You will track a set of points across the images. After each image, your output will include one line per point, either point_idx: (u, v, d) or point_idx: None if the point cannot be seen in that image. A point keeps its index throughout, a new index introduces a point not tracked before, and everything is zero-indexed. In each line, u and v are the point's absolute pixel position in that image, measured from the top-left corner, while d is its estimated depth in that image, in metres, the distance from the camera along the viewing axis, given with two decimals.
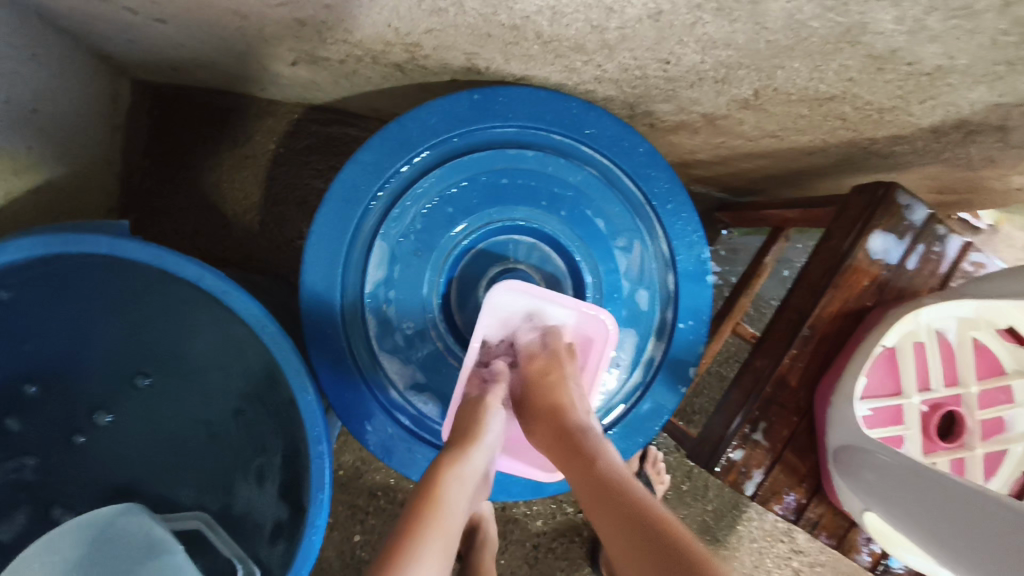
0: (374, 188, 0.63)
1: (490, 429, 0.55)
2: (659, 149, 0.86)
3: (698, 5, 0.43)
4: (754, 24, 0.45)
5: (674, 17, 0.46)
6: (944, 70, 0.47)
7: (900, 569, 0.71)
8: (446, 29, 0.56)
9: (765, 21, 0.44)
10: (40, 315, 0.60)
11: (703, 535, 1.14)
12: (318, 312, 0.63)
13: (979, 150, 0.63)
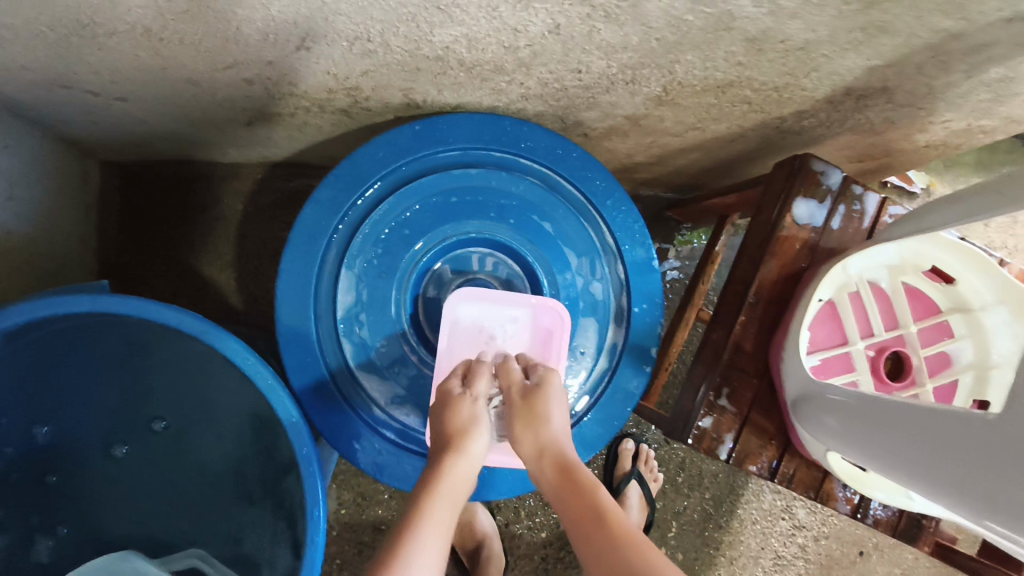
0: (334, 222, 0.68)
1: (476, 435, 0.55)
2: (600, 157, 0.93)
3: (588, 16, 0.50)
4: (641, 25, 0.51)
5: (572, 28, 0.52)
6: (817, 42, 0.54)
7: (879, 511, 0.75)
8: (381, 69, 0.62)
9: (649, 21, 0.51)
10: (48, 374, 0.63)
11: (706, 524, 1.17)
12: (296, 343, 0.68)
13: (875, 113, 0.70)
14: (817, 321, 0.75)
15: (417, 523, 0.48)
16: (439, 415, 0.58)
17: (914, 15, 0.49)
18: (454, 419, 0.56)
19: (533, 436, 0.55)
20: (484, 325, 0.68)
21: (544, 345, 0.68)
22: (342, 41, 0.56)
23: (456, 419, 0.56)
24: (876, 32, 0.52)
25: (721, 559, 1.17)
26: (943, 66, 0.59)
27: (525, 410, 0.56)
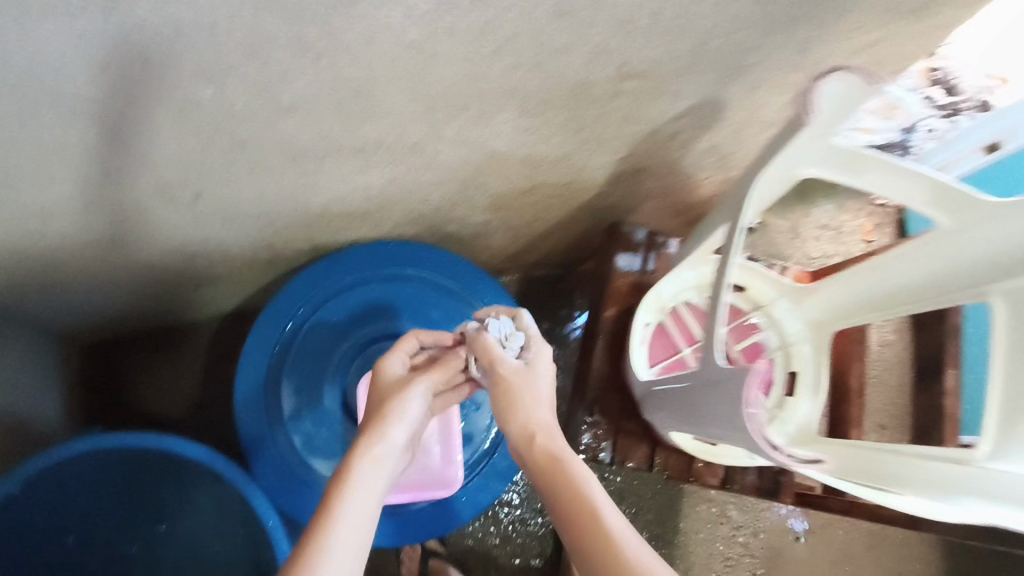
0: (272, 345, 0.89)
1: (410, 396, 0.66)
2: (483, 255, 1.17)
3: (410, 168, 0.74)
4: (449, 167, 0.76)
5: (404, 177, 0.77)
6: (571, 152, 0.79)
7: (744, 479, 0.96)
8: (284, 228, 0.85)
9: (453, 163, 0.76)
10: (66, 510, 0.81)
11: (656, 543, 1.32)
12: (257, 445, 0.86)
13: (654, 182, 0.96)
14: (652, 340, 0.96)
15: (351, 478, 0.55)
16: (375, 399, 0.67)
17: (617, 128, 0.75)
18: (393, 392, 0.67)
19: (524, 420, 0.65)
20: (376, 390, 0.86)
21: None
22: (250, 217, 0.79)
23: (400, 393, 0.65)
24: (603, 140, 0.78)
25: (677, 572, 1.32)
26: (669, 147, 0.85)
27: (502, 393, 0.68)
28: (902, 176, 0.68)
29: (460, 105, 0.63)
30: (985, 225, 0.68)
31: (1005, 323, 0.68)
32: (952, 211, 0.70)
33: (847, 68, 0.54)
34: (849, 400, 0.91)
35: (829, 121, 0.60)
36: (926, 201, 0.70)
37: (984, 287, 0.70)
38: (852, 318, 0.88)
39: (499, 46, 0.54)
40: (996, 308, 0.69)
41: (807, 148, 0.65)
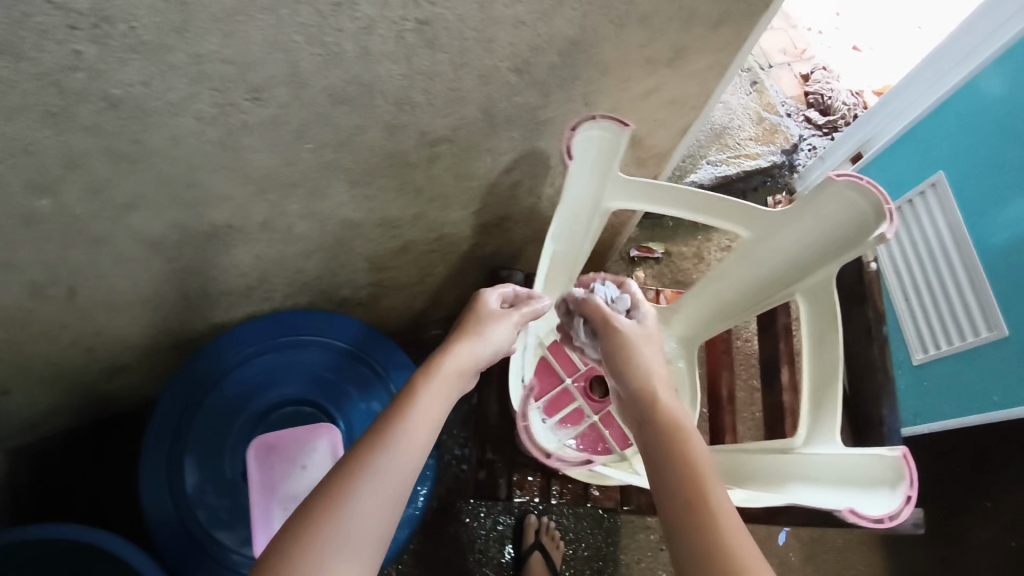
0: (172, 425, 0.94)
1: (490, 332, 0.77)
2: (392, 316, 1.23)
3: (271, 243, 0.81)
4: (309, 238, 0.83)
5: (269, 252, 0.84)
6: (421, 212, 0.87)
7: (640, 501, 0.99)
8: (172, 312, 0.92)
9: (312, 234, 0.83)
10: None
11: None
12: (162, 522, 0.90)
13: (524, 229, 1.04)
14: (538, 376, 1.01)
15: (386, 442, 0.62)
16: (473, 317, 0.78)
17: (454, 186, 0.83)
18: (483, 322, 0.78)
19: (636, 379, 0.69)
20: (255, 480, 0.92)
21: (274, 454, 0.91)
22: (134, 304, 0.85)
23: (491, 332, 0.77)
24: (447, 198, 0.86)
25: None
26: (517, 197, 0.93)
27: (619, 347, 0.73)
28: (698, 201, 0.75)
29: (288, 185, 0.71)
30: (780, 232, 0.76)
31: (808, 319, 0.75)
32: (750, 225, 0.77)
33: (594, 118, 0.66)
34: (722, 407, 0.96)
35: (599, 158, 0.71)
36: (728, 220, 0.77)
37: (792, 288, 0.77)
38: (709, 330, 0.95)
39: (297, 131, 0.63)
40: (802, 305, 0.76)
41: (598, 184, 0.74)
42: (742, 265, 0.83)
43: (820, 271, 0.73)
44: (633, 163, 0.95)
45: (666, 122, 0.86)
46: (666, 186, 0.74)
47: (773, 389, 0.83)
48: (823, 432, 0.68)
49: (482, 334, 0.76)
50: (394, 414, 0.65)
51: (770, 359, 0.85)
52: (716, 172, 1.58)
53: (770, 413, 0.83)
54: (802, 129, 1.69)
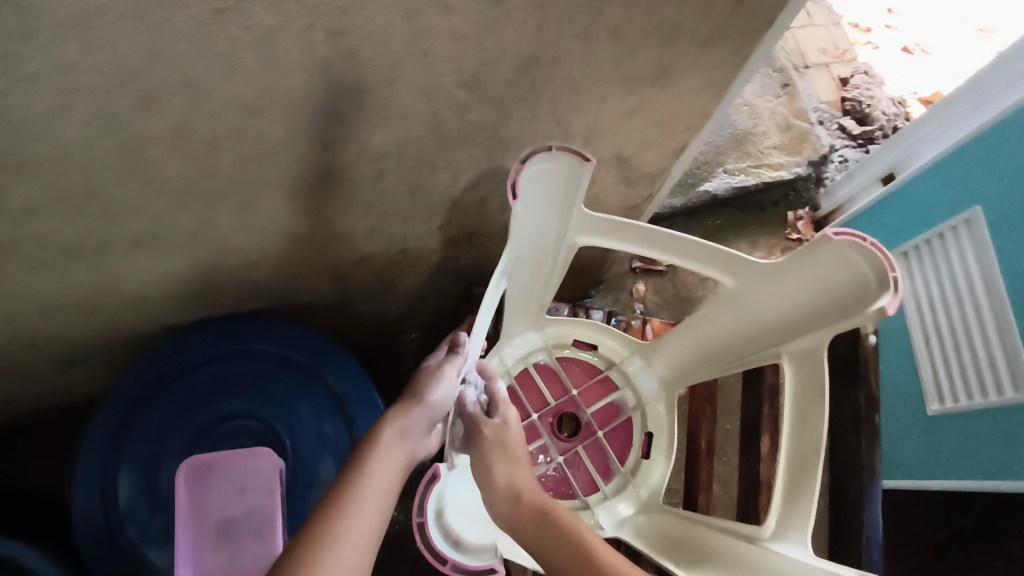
0: (110, 435, 0.90)
1: (439, 391, 0.72)
2: (365, 323, 1.15)
3: (206, 254, 0.74)
4: (249, 251, 0.76)
5: (207, 262, 0.76)
6: (377, 227, 0.78)
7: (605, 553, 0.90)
8: (113, 315, 0.86)
9: (252, 247, 0.75)
10: None
11: None
12: (90, 529, 0.88)
13: (500, 244, 0.95)
14: None
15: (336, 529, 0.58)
16: (425, 376, 0.73)
17: (411, 203, 0.74)
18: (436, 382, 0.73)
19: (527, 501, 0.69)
20: None
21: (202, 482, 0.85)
22: (66, 308, 0.79)
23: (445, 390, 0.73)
24: (405, 214, 0.77)
25: None
26: (488, 213, 0.84)
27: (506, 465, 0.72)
28: (671, 244, 0.69)
29: (213, 199, 0.63)
30: (766, 286, 0.67)
31: (793, 385, 0.66)
32: (735, 274, 0.69)
33: (551, 150, 0.60)
34: (699, 461, 0.87)
35: (560, 192, 0.65)
36: (709, 265, 0.70)
37: (778, 349, 0.69)
38: (690, 376, 0.85)
39: (209, 146, 0.54)
40: (789, 368, 0.68)
41: (563, 217, 0.69)
42: (725, 315, 0.74)
43: (807, 337, 0.64)
44: (621, 182, 0.85)
45: (655, 142, 0.76)
46: (636, 225, 0.68)
47: (754, 457, 0.73)
48: (795, 530, 0.60)
49: (435, 383, 0.72)
50: (346, 486, 0.62)
51: (753, 420, 0.76)
52: (732, 182, 1.46)
53: (747, 483, 0.74)
54: (834, 138, 1.54)
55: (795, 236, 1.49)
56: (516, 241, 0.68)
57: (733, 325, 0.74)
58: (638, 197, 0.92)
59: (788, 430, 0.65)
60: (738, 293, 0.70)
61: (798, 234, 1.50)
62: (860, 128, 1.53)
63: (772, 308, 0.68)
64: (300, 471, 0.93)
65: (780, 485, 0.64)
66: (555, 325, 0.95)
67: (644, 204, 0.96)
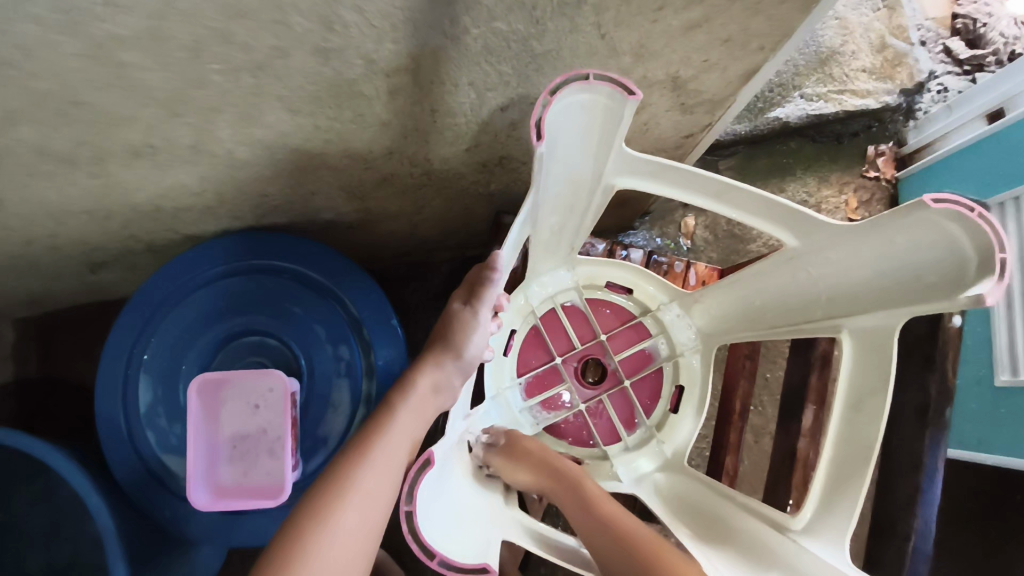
0: (131, 345, 0.88)
1: (465, 341, 0.71)
2: (393, 242, 1.10)
3: (215, 166, 0.69)
4: (259, 164, 0.70)
5: (216, 174, 0.71)
6: (396, 146, 0.71)
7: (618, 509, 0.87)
8: (128, 221, 0.83)
9: (261, 160, 0.69)
10: None
11: None
12: (112, 436, 0.88)
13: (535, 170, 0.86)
14: (522, 347, 0.89)
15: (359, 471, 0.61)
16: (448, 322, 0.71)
17: (432, 122, 0.66)
18: (457, 331, 0.71)
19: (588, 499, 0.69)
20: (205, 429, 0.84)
21: (218, 403, 0.84)
22: (82, 214, 0.77)
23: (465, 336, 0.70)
24: (426, 133, 0.69)
25: None
26: (520, 137, 0.75)
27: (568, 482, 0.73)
28: (721, 190, 0.62)
29: (207, 110, 0.56)
30: (828, 252, 0.59)
31: (848, 361, 0.59)
32: (800, 233, 0.60)
33: (588, 79, 0.54)
34: (729, 421, 0.81)
35: (599, 125, 0.60)
36: (768, 221, 0.62)
37: (840, 323, 0.60)
38: (730, 334, 0.77)
39: (192, 48, 0.47)
40: (845, 345, 0.60)
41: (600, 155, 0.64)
42: (776, 273, 0.66)
43: (869, 315, 0.57)
44: (675, 109, 0.74)
45: (721, 64, 0.65)
46: (688, 169, 0.62)
47: (790, 431, 0.66)
48: (830, 524, 0.55)
49: (469, 332, 0.71)
50: (369, 437, 0.64)
51: (797, 389, 0.67)
52: (809, 109, 1.30)
53: (778, 458, 0.67)
54: (936, 62, 1.32)
55: (872, 174, 1.33)
56: (549, 179, 0.64)
57: (788, 286, 0.65)
58: (694, 127, 0.81)
59: (839, 412, 0.58)
60: (798, 254, 0.62)
61: (877, 172, 1.34)
62: (969, 51, 1.31)
63: (834, 276, 0.60)
64: (315, 393, 0.90)
65: (822, 471, 0.57)
66: (596, 266, 0.88)
67: (700, 134, 0.85)
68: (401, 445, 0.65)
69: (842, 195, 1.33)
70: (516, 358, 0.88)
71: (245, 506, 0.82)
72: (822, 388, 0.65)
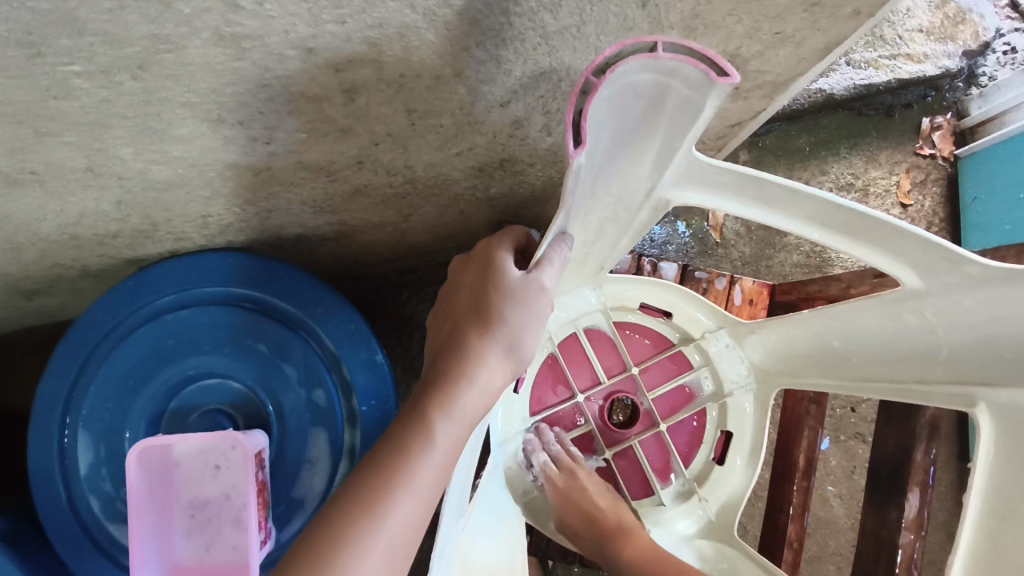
0: (64, 396, 0.74)
1: (514, 319, 0.52)
2: (377, 252, 0.94)
3: (130, 188, 0.52)
4: (189, 183, 0.53)
5: (135, 196, 0.55)
6: (366, 154, 0.54)
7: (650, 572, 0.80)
8: (45, 252, 0.66)
9: (191, 179, 0.53)
10: None
11: None
12: (47, 505, 0.73)
13: (545, 172, 0.70)
14: (541, 378, 0.79)
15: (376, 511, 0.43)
16: (493, 291, 0.53)
17: (409, 124, 0.50)
18: (504, 305, 0.52)
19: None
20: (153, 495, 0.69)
21: (168, 466, 0.69)
22: None
23: (515, 313, 0.52)
24: (404, 137, 0.52)
25: None
26: (528, 137, 0.58)
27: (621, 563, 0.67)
28: (822, 212, 0.50)
29: (86, 126, 0.40)
30: (960, 298, 0.50)
31: (987, 445, 0.51)
32: (926, 274, 0.51)
33: (655, 51, 0.36)
34: (791, 480, 0.67)
35: (662, 122, 0.42)
36: (889, 255, 0.51)
37: (976, 400, 0.52)
38: (800, 378, 0.68)
39: (26, 42, 0.32)
40: (982, 422, 0.52)
41: (659, 158, 0.47)
42: (873, 313, 0.58)
43: (1015, 391, 0.49)
44: (725, 94, 0.58)
45: (796, 36, 0.48)
46: (778, 185, 0.48)
47: (886, 518, 0.58)
48: None
49: (523, 307, 0.52)
50: (389, 458, 0.46)
51: (896, 463, 0.59)
52: (856, 79, 1.12)
53: (869, 547, 0.59)
54: (1001, 18, 1.15)
55: (928, 151, 1.16)
56: (593, 185, 0.47)
57: (887, 332, 0.58)
58: (744, 113, 0.65)
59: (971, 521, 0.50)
60: (915, 297, 0.53)
61: (932, 149, 1.17)
62: None
63: (956, 327, 0.51)
64: (288, 444, 0.76)
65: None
66: (631, 286, 0.77)
67: (748, 122, 0.69)
68: (438, 467, 0.47)
69: (893, 175, 1.16)
70: (530, 393, 0.78)
71: None
72: (927, 465, 0.58)
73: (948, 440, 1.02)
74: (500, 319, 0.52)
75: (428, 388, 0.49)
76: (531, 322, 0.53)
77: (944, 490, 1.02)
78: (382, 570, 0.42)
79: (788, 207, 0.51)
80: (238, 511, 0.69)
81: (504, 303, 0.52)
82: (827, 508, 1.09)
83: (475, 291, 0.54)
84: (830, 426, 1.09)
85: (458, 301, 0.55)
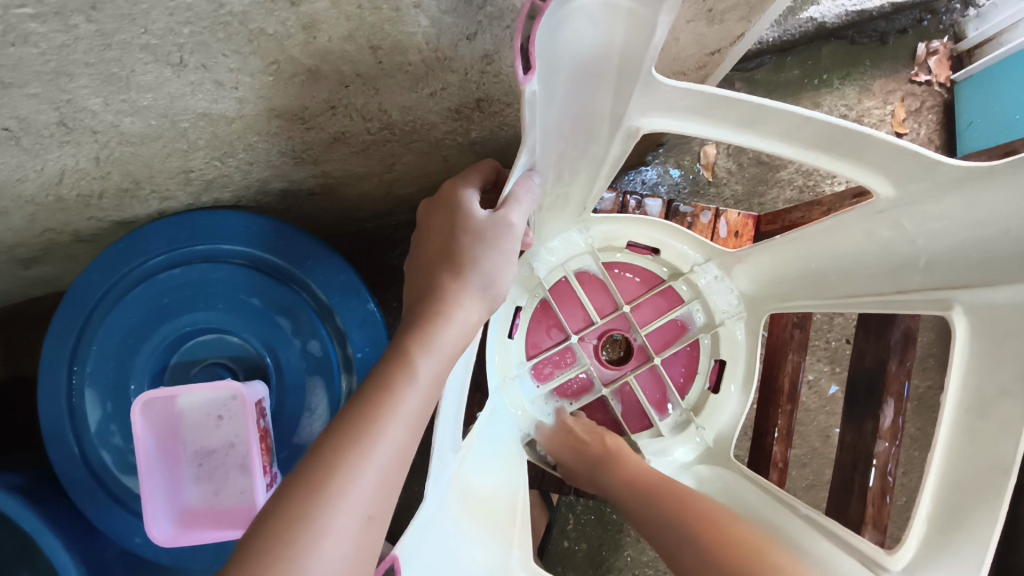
0: (68, 356, 0.75)
1: (486, 260, 0.53)
2: (366, 206, 0.94)
3: (103, 141, 0.52)
4: (160, 134, 0.53)
5: (110, 151, 0.55)
6: (337, 98, 0.54)
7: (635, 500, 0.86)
8: (33, 217, 0.66)
9: (164, 130, 0.53)
10: None
11: (605, 506, 1.08)
12: (63, 461, 0.76)
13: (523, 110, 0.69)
14: (533, 322, 0.80)
15: (362, 440, 0.44)
16: (466, 235, 0.53)
17: (376, 63, 0.50)
18: (475, 248, 0.53)
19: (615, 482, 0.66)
20: (156, 451, 0.71)
21: (169, 418, 0.71)
22: None
23: (485, 257, 0.53)
24: (374, 78, 0.52)
25: (629, 542, 1.08)
26: (501, 72, 0.57)
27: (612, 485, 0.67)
28: (794, 127, 0.49)
29: (49, 75, 0.42)
30: (928, 206, 0.51)
31: (962, 344, 0.52)
32: (898, 184, 0.51)
33: None
34: (777, 404, 0.72)
35: (620, 44, 0.42)
36: (861, 170, 0.52)
37: (953, 307, 0.53)
38: (786, 302, 0.69)
39: None
40: (959, 325, 0.53)
41: (624, 83, 0.47)
42: (852, 230, 0.59)
43: (990, 293, 0.50)
44: (700, 18, 0.57)
45: None
46: (745, 100, 0.48)
47: (864, 429, 0.66)
48: (947, 548, 0.48)
49: (493, 248, 0.53)
50: (371, 395, 0.46)
51: (874, 379, 0.66)
52: (849, 5, 1.09)
53: (848, 458, 0.67)
54: None
55: (922, 78, 1.13)
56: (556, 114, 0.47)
57: (870, 248, 0.58)
58: (723, 39, 0.65)
59: (949, 422, 0.52)
60: (892, 207, 0.53)
61: (928, 75, 1.14)
62: None
63: (935, 235, 0.52)
64: (286, 395, 0.78)
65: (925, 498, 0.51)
66: (625, 224, 0.77)
67: (729, 49, 0.68)
68: (422, 403, 0.47)
69: (887, 105, 1.14)
70: (525, 338, 0.79)
71: (212, 539, 0.71)
72: (902, 375, 0.65)
73: (938, 365, 1.03)
74: (471, 261, 0.53)
75: (408, 330, 0.50)
76: (502, 259, 0.54)
77: (936, 414, 1.04)
78: (377, 493, 0.43)
79: (758, 126, 0.51)
80: (244, 455, 0.72)
81: (475, 244, 0.53)
82: (824, 440, 1.10)
83: (444, 231, 0.55)
84: (824, 358, 1.10)
85: (429, 248, 0.56)
